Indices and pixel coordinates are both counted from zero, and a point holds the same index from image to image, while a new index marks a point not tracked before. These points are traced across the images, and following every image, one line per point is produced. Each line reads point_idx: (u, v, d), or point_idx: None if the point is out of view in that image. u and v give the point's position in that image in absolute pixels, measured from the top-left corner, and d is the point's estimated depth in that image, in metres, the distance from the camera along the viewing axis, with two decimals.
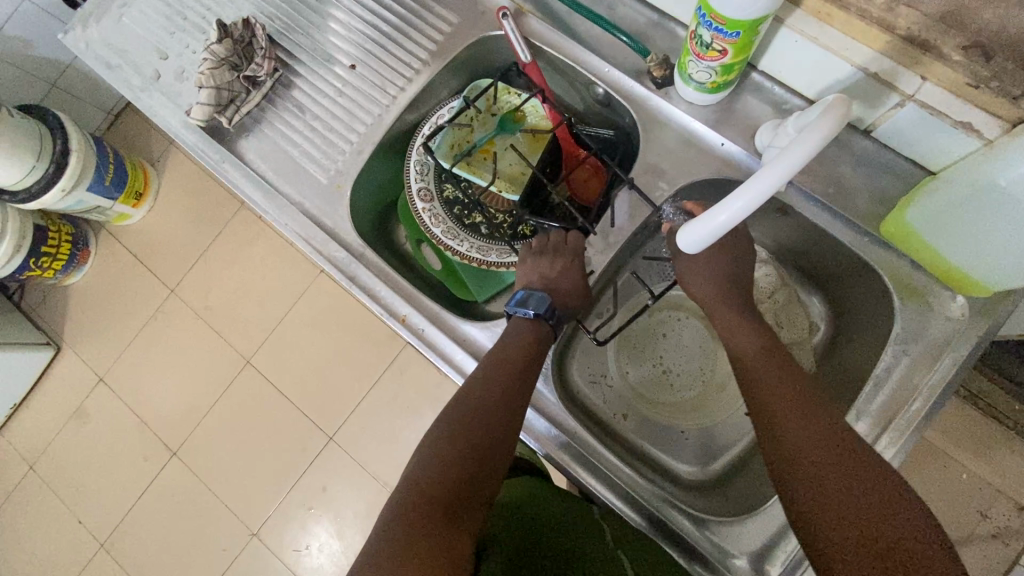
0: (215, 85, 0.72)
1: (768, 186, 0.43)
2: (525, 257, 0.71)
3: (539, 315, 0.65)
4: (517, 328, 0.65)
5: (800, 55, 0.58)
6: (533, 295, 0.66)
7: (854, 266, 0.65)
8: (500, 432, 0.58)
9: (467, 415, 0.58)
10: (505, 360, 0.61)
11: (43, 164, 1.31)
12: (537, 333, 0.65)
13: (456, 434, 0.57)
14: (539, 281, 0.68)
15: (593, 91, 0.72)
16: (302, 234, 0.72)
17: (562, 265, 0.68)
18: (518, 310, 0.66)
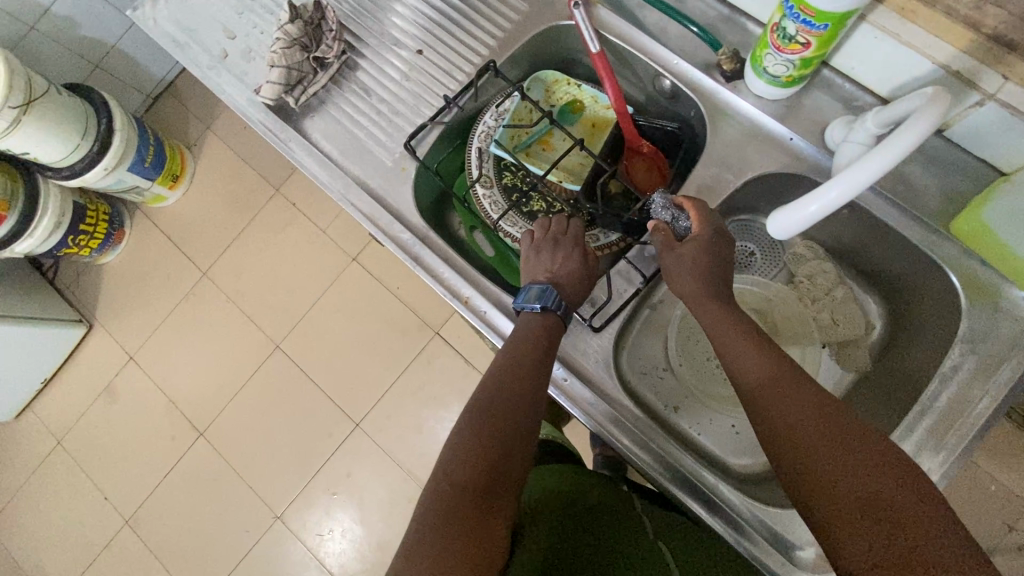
0: (287, 65, 0.73)
1: (870, 174, 0.44)
2: (527, 251, 0.70)
3: (548, 307, 0.63)
4: (525, 324, 0.64)
5: (878, 51, 0.59)
6: (541, 287, 0.64)
7: (915, 265, 0.65)
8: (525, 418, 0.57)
9: (483, 406, 0.56)
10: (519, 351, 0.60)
11: (87, 144, 1.33)
12: (547, 325, 0.63)
13: (480, 420, 0.55)
14: (545, 275, 0.67)
15: (659, 83, 0.73)
16: (368, 214, 0.72)
17: (563, 257, 0.68)
18: (526, 305, 0.64)
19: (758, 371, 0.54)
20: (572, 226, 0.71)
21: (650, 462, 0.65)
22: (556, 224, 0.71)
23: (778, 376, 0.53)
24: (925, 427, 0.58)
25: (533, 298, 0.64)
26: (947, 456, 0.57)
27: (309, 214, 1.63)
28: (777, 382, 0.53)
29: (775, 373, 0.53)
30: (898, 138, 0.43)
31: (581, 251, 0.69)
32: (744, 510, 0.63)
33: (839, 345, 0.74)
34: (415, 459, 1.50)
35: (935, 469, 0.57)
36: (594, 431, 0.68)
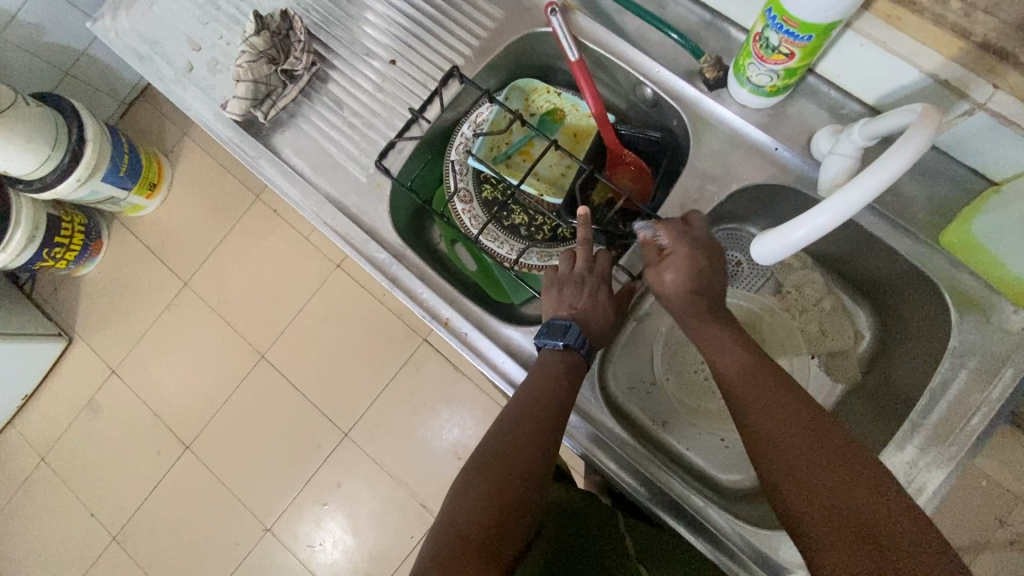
0: (253, 79, 0.70)
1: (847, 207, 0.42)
2: (549, 288, 0.66)
3: (572, 345, 0.61)
4: (547, 362, 0.61)
5: (864, 59, 0.57)
6: (564, 325, 0.61)
7: (905, 275, 0.63)
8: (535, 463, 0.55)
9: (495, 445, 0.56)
10: (537, 389, 0.59)
11: (57, 155, 1.28)
12: (569, 364, 0.61)
13: (494, 461, 0.54)
14: (568, 311, 0.64)
15: (640, 92, 0.71)
16: (342, 233, 0.70)
17: (589, 294, 0.64)
18: (548, 341, 0.61)
19: (737, 372, 0.55)
20: (599, 258, 0.66)
21: (637, 488, 0.64)
22: (582, 261, 0.66)
23: (761, 379, 0.54)
24: (916, 444, 0.57)
25: (557, 335, 0.61)
26: (938, 473, 0.56)
27: (291, 221, 1.59)
28: (758, 382, 0.54)
29: (756, 374, 0.55)
30: (876, 168, 0.41)
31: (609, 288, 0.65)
32: (729, 531, 0.61)
33: (828, 356, 0.72)
34: (406, 466, 1.48)
35: (926, 487, 0.56)
36: (580, 453, 0.67)
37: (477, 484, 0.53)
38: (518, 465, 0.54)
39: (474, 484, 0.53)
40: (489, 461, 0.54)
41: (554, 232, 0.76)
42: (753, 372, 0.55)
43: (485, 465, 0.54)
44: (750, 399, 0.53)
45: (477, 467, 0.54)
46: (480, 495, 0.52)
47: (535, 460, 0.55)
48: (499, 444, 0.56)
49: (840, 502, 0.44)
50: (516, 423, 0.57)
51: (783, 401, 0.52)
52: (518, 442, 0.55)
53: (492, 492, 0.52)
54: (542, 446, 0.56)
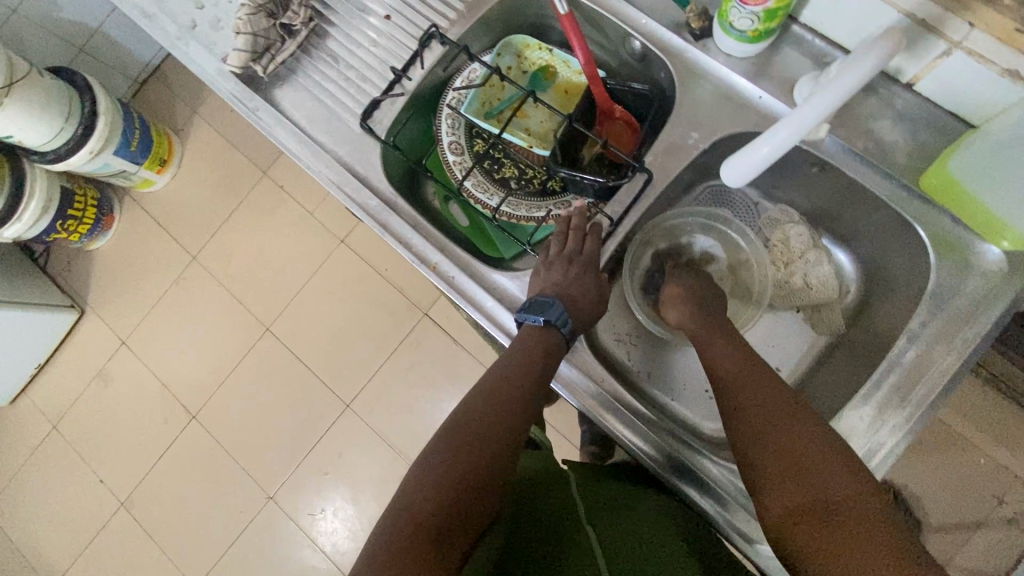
0: (252, 31, 0.72)
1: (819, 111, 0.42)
2: (540, 266, 0.68)
3: (553, 323, 0.63)
4: (525, 337, 0.63)
5: (844, 2, 0.57)
6: (546, 302, 0.63)
7: (888, 222, 0.64)
8: (500, 444, 0.57)
9: (461, 421, 0.58)
10: (509, 364, 0.61)
11: (70, 127, 1.32)
12: (547, 343, 0.62)
13: (459, 433, 0.56)
14: (552, 289, 0.65)
15: (629, 45, 0.72)
16: (335, 181, 0.72)
17: (573, 274, 0.66)
18: (527, 316, 0.63)
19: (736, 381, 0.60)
20: (587, 244, 0.67)
21: (645, 447, 0.65)
22: (573, 242, 0.68)
23: (752, 383, 0.59)
24: (891, 384, 0.58)
25: (537, 312, 0.63)
26: (912, 412, 0.57)
27: (297, 197, 1.63)
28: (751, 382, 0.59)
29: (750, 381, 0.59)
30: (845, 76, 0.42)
31: (594, 272, 0.67)
32: (720, 477, 0.64)
33: (813, 309, 0.73)
34: (405, 438, 1.51)
35: (901, 425, 0.57)
36: (582, 409, 0.68)
37: (442, 450, 0.55)
38: (483, 440, 0.56)
39: (438, 457, 0.54)
40: (453, 433, 0.56)
41: (544, 184, 0.77)
42: (750, 378, 0.60)
43: (449, 441, 0.56)
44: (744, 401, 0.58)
45: (445, 436, 0.56)
46: (443, 465, 0.53)
47: (502, 442, 0.57)
48: (468, 424, 0.57)
49: (817, 490, 0.49)
50: (485, 405, 0.59)
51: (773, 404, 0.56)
52: (486, 424, 0.57)
53: (457, 467, 0.53)
54: (508, 429, 0.58)
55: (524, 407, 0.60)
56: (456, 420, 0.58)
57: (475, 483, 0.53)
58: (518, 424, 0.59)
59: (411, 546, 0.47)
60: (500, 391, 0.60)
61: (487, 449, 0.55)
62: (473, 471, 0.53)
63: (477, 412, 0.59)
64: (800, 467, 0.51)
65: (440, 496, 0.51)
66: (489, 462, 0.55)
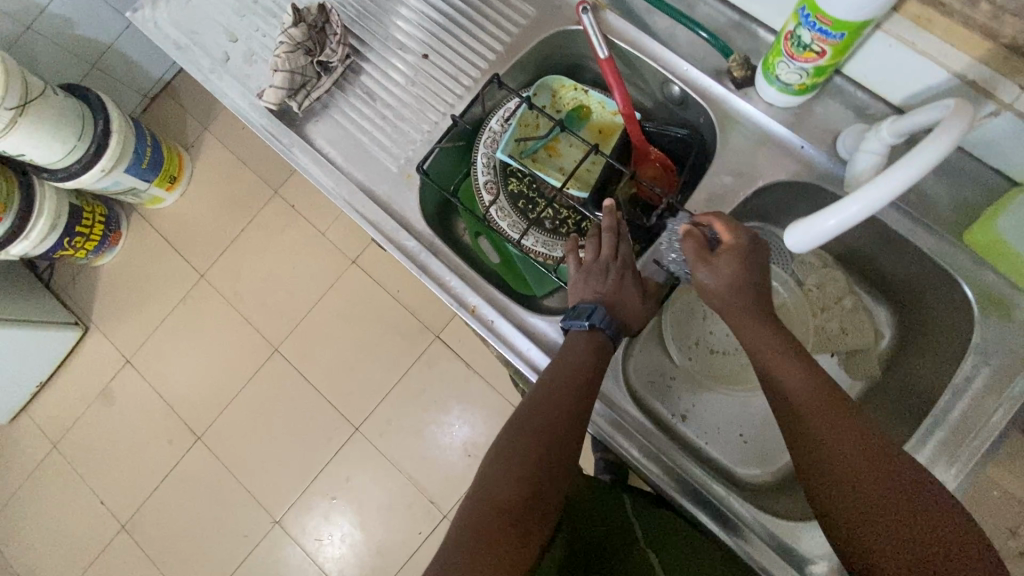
0: (290, 69, 0.71)
1: (901, 183, 0.41)
2: (575, 275, 0.66)
3: (598, 326, 0.62)
4: (573, 343, 0.62)
5: (893, 60, 0.58)
6: (589, 307, 0.62)
7: (926, 274, 0.64)
8: (561, 446, 0.56)
9: (521, 425, 0.57)
10: (563, 370, 0.60)
11: (83, 144, 1.31)
12: (595, 345, 0.61)
13: (522, 438, 0.56)
14: (593, 295, 0.64)
15: (668, 90, 0.72)
16: (372, 220, 0.71)
17: (616, 277, 0.64)
18: (574, 322, 0.62)
19: (805, 398, 0.53)
20: (621, 246, 0.66)
21: (659, 474, 0.65)
22: (606, 247, 0.65)
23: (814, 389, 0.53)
24: (938, 439, 0.58)
25: (582, 317, 0.62)
26: (960, 469, 0.57)
27: (308, 216, 1.62)
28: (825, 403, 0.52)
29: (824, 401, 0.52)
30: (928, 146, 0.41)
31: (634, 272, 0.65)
32: (753, 522, 0.63)
33: (848, 354, 0.73)
34: (415, 462, 1.49)
35: (949, 482, 0.57)
36: (604, 440, 0.68)
37: (509, 458, 0.54)
38: (546, 443, 0.55)
39: (498, 466, 0.54)
40: (514, 438, 0.56)
41: (578, 225, 0.76)
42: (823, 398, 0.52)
43: (509, 447, 0.55)
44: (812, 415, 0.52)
45: (508, 444, 0.56)
46: (511, 472, 0.53)
47: (564, 443, 0.56)
48: (526, 430, 0.56)
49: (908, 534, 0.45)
50: (543, 403, 0.58)
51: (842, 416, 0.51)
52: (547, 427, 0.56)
53: (520, 473, 0.53)
54: (567, 426, 0.57)
55: (586, 405, 0.59)
56: (518, 423, 0.58)
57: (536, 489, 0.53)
58: (580, 420, 0.58)
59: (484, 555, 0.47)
60: (560, 394, 0.58)
61: (550, 449, 0.55)
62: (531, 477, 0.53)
63: (534, 414, 0.57)
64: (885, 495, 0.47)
65: (507, 505, 0.51)
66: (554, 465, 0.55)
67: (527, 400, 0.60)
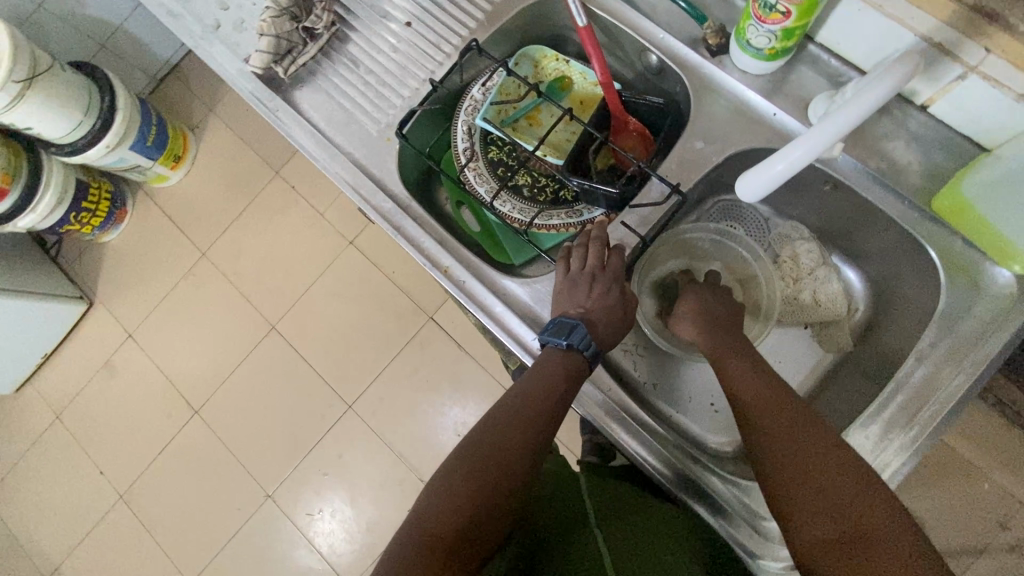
0: (275, 34, 0.73)
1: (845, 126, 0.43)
2: (560, 285, 0.66)
3: (576, 346, 0.61)
4: (547, 360, 0.62)
5: (862, 25, 0.58)
6: (571, 324, 0.62)
7: (898, 244, 0.64)
8: (513, 465, 0.57)
9: (468, 452, 0.58)
10: (519, 399, 0.61)
11: (89, 121, 1.34)
12: (569, 366, 0.61)
13: (468, 468, 0.57)
14: (576, 310, 0.64)
15: (646, 59, 0.73)
16: (351, 183, 0.73)
17: (600, 291, 0.64)
18: (552, 338, 0.62)
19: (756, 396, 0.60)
20: (612, 261, 0.66)
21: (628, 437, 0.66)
22: (593, 258, 0.66)
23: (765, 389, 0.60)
24: (899, 404, 0.58)
25: (562, 334, 0.62)
26: (919, 433, 0.57)
27: (308, 197, 1.64)
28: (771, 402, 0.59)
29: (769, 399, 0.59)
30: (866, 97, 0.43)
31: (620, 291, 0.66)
32: (725, 494, 0.63)
33: (821, 326, 0.73)
34: (406, 440, 1.51)
35: (907, 445, 0.57)
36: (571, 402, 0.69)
37: (453, 487, 0.56)
38: (491, 476, 0.56)
39: (440, 497, 0.55)
40: (461, 466, 0.57)
41: (556, 193, 0.78)
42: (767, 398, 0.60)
43: (455, 474, 0.57)
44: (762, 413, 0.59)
45: (454, 472, 0.57)
46: (453, 504, 0.55)
47: (508, 473, 0.57)
48: (474, 457, 0.58)
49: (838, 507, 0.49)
50: (495, 434, 0.59)
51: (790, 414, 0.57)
52: (492, 458, 0.57)
53: (460, 507, 0.54)
54: (524, 447, 0.58)
55: (538, 437, 0.59)
56: (469, 450, 0.59)
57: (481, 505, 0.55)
58: (529, 449, 0.59)
59: None
60: (511, 425, 0.59)
61: (493, 481, 0.56)
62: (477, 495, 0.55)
63: (494, 431, 0.59)
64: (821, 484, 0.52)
65: (444, 538, 0.53)
66: (497, 496, 0.56)
67: (481, 426, 0.61)
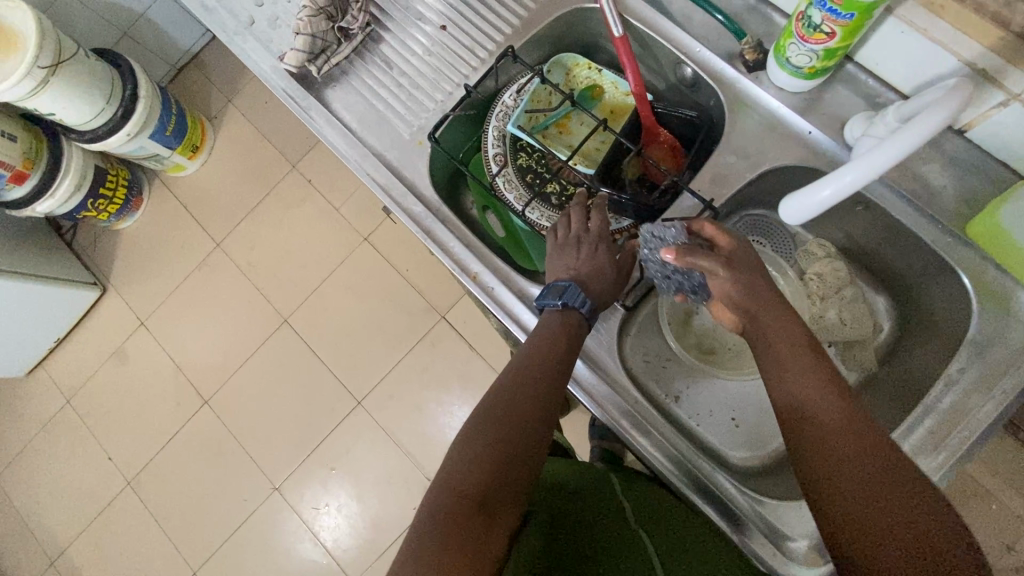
0: (311, 33, 0.73)
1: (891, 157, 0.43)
2: (552, 254, 0.68)
3: (570, 305, 0.63)
4: (547, 322, 0.63)
5: (905, 47, 0.58)
6: (563, 285, 0.63)
7: (929, 266, 0.64)
8: (534, 420, 0.57)
9: (490, 406, 0.58)
10: (534, 353, 0.60)
11: (111, 109, 1.35)
12: (567, 322, 0.63)
13: (491, 419, 0.56)
14: (568, 273, 0.65)
15: (680, 72, 0.73)
16: (382, 184, 0.73)
17: (587, 252, 0.66)
18: (547, 301, 0.64)
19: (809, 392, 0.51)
20: (593, 221, 0.68)
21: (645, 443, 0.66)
22: (577, 222, 0.69)
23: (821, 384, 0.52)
24: (926, 428, 0.58)
25: (555, 295, 0.63)
26: (946, 458, 0.57)
27: (324, 192, 1.64)
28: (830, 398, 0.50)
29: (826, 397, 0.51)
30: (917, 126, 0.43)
31: (607, 248, 0.67)
32: (740, 501, 0.64)
33: (846, 346, 0.72)
34: (414, 438, 1.51)
35: (933, 470, 0.57)
36: (591, 406, 0.69)
37: (478, 438, 0.55)
38: (513, 424, 0.56)
39: (465, 448, 0.54)
40: (483, 418, 0.56)
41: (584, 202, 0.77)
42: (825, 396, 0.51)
43: (479, 423, 0.56)
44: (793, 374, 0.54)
45: (479, 422, 0.56)
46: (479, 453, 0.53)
47: (532, 422, 0.57)
48: (496, 409, 0.57)
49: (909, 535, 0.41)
50: (514, 388, 0.59)
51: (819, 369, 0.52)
52: (513, 408, 0.57)
53: (487, 455, 0.53)
54: (541, 400, 0.58)
55: (555, 388, 0.59)
56: (487, 405, 0.58)
57: (512, 468, 0.53)
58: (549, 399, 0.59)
59: (450, 543, 0.47)
60: (531, 375, 0.59)
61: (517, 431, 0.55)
62: (506, 459, 0.54)
63: (507, 394, 0.58)
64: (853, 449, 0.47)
65: (476, 488, 0.51)
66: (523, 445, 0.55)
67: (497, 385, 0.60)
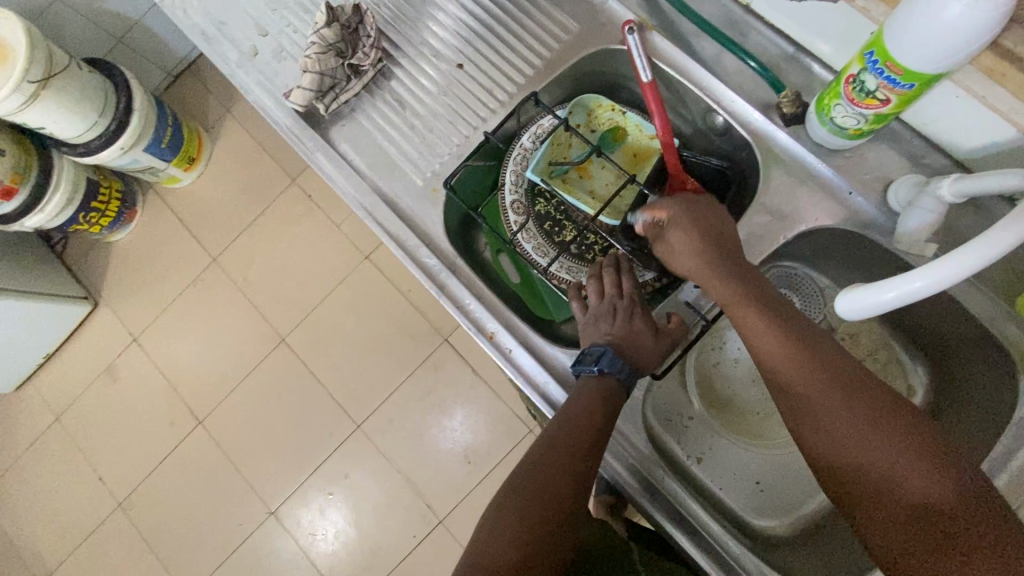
0: (320, 71, 0.68)
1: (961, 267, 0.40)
2: (583, 322, 0.64)
3: (607, 371, 0.59)
4: (581, 389, 0.59)
5: (958, 112, 0.54)
6: (598, 350, 0.59)
7: (971, 337, 0.61)
8: (566, 499, 0.54)
9: (519, 481, 0.55)
10: (570, 423, 0.56)
11: (104, 122, 1.29)
12: (603, 391, 0.58)
13: (520, 496, 0.54)
14: (604, 338, 0.61)
15: (711, 119, 0.69)
16: (393, 234, 0.69)
17: (623, 318, 0.62)
18: (583, 368, 0.60)
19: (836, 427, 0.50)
20: (626, 284, 0.64)
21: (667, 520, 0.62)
22: (609, 287, 0.64)
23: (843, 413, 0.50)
24: None
25: (591, 362, 0.59)
26: None
27: (324, 208, 1.60)
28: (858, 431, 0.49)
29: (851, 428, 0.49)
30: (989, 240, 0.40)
31: (643, 311, 0.63)
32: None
33: None
34: (415, 464, 1.47)
35: None
36: (612, 479, 0.65)
37: (506, 515, 0.52)
38: (542, 503, 0.53)
39: (492, 524, 0.52)
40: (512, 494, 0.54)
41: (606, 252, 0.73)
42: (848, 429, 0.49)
43: (509, 497, 0.54)
44: (816, 411, 0.51)
45: (506, 497, 0.54)
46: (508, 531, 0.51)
47: (562, 500, 0.53)
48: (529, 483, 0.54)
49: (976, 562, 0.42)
50: (547, 459, 0.55)
51: (845, 406, 0.50)
52: (545, 483, 0.54)
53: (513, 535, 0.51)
54: (575, 477, 0.54)
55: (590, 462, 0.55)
56: (520, 478, 0.55)
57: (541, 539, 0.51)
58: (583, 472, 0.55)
59: None
60: (564, 447, 0.55)
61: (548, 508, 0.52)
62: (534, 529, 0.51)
63: (538, 468, 0.55)
64: (905, 490, 0.46)
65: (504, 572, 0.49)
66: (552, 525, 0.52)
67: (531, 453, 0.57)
